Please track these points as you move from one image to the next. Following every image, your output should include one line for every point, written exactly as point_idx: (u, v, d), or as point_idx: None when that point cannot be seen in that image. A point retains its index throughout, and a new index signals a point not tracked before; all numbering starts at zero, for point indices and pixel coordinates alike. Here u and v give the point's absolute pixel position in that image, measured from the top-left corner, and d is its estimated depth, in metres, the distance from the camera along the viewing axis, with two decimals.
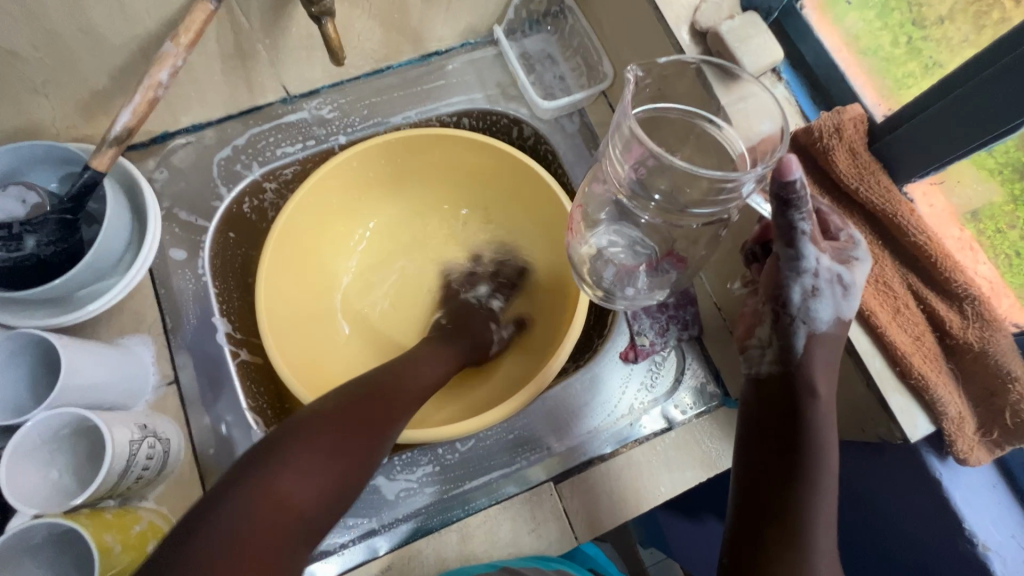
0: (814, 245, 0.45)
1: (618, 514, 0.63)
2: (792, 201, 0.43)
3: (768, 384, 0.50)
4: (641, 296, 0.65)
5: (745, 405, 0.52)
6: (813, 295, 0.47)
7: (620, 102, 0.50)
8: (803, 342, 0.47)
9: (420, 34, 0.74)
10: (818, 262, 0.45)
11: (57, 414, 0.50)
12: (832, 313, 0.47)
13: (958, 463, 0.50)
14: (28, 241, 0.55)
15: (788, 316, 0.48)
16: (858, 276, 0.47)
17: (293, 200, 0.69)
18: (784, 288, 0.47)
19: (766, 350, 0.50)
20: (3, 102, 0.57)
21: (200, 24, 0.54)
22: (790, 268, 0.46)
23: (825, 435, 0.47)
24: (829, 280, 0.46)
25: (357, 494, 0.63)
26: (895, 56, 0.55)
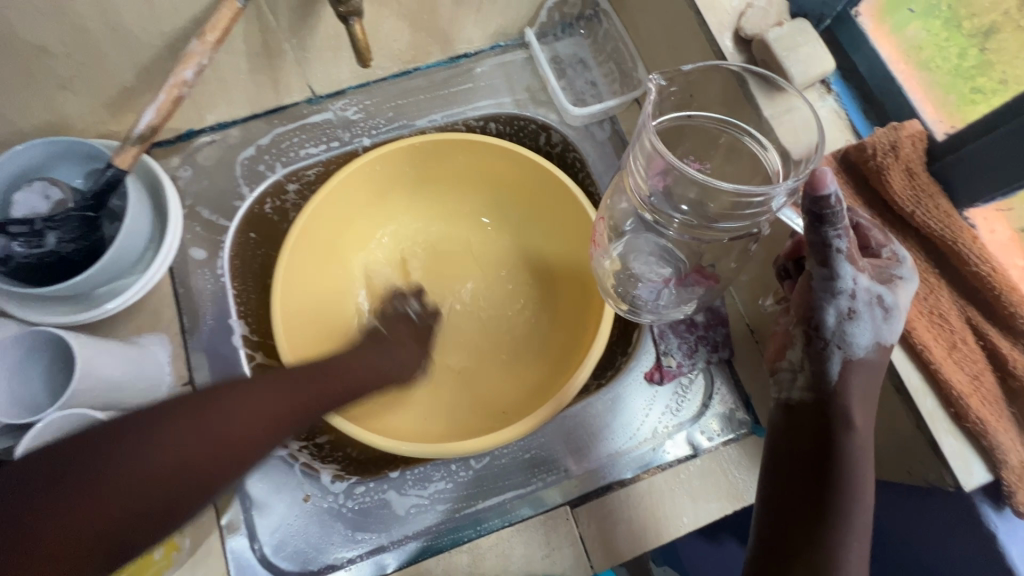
0: (851, 264, 0.42)
1: (637, 544, 0.60)
2: (826, 217, 0.40)
3: (798, 412, 0.46)
4: (667, 312, 0.61)
5: (772, 432, 0.48)
6: (850, 318, 0.43)
7: (641, 114, 0.47)
8: (839, 369, 0.44)
9: (449, 35, 0.72)
10: (856, 282, 0.42)
11: (69, 415, 0.50)
12: (871, 338, 0.44)
13: (1018, 516, 0.46)
14: (49, 237, 0.54)
15: (821, 340, 0.44)
16: (902, 298, 0.43)
17: (311, 203, 0.68)
18: (818, 310, 0.44)
19: (796, 376, 0.46)
20: (31, 96, 0.57)
21: (227, 22, 0.53)
22: (824, 289, 0.43)
23: (863, 469, 0.44)
24: (868, 301, 0.43)
25: (367, 508, 0.61)
26: (962, 69, 0.50)
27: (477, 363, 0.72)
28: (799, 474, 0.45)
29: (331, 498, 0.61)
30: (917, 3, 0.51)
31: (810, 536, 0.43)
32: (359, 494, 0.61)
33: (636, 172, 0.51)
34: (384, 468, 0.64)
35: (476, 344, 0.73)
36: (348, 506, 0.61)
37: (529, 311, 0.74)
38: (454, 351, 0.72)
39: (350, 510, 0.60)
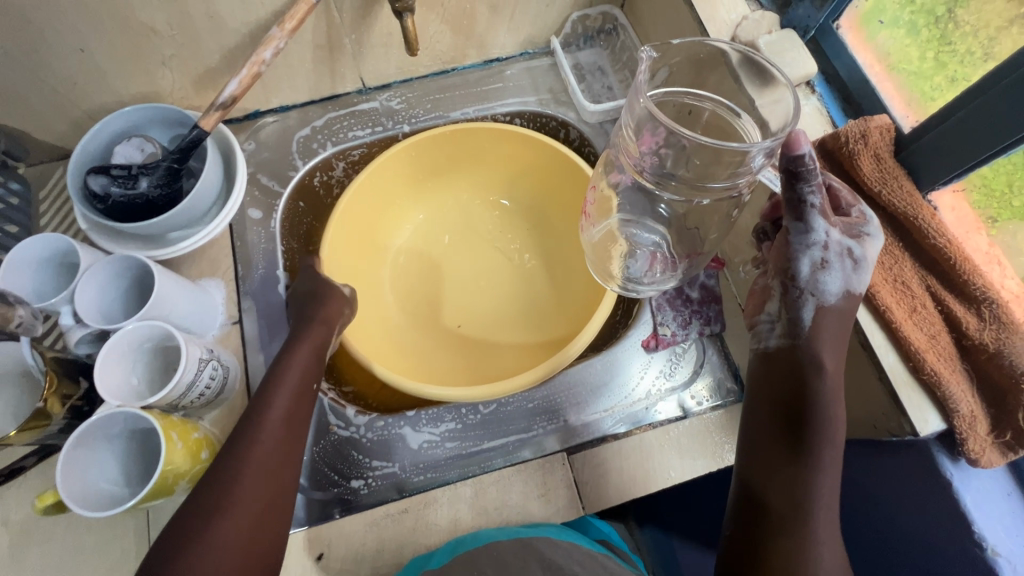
0: (823, 219, 0.50)
1: (626, 491, 0.65)
2: (800, 174, 0.49)
3: (775, 357, 0.54)
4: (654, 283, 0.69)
5: (752, 376, 0.56)
6: (823, 268, 0.51)
7: (635, 82, 0.53)
8: (811, 315, 0.51)
9: (484, 41, 0.82)
10: (828, 235, 0.50)
11: (146, 325, 0.59)
12: (842, 285, 0.50)
13: (970, 464, 0.50)
14: (141, 182, 0.65)
15: (797, 288, 0.52)
16: (869, 251, 0.50)
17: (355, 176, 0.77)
18: (793, 261, 0.52)
19: (775, 325, 0.55)
20: (137, 69, 0.69)
21: (303, 14, 0.64)
22: (799, 241, 0.51)
23: (832, 411, 0.51)
24: (838, 253, 0.50)
25: (384, 440, 0.68)
26: (923, 71, 0.57)
27: (495, 328, 0.80)
28: (776, 419, 0.53)
29: (354, 428, 0.68)
30: (885, 15, 0.59)
31: (789, 471, 0.50)
32: (379, 427, 0.69)
33: (627, 138, 0.58)
34: (402, 410, 0.71)
35: (494, 312, 0.81)
36: (367, 437, 0.68)
37: (541, 284, 0.82)
38: (476, 317, 0.80)
39: (369, 441, 0.68)
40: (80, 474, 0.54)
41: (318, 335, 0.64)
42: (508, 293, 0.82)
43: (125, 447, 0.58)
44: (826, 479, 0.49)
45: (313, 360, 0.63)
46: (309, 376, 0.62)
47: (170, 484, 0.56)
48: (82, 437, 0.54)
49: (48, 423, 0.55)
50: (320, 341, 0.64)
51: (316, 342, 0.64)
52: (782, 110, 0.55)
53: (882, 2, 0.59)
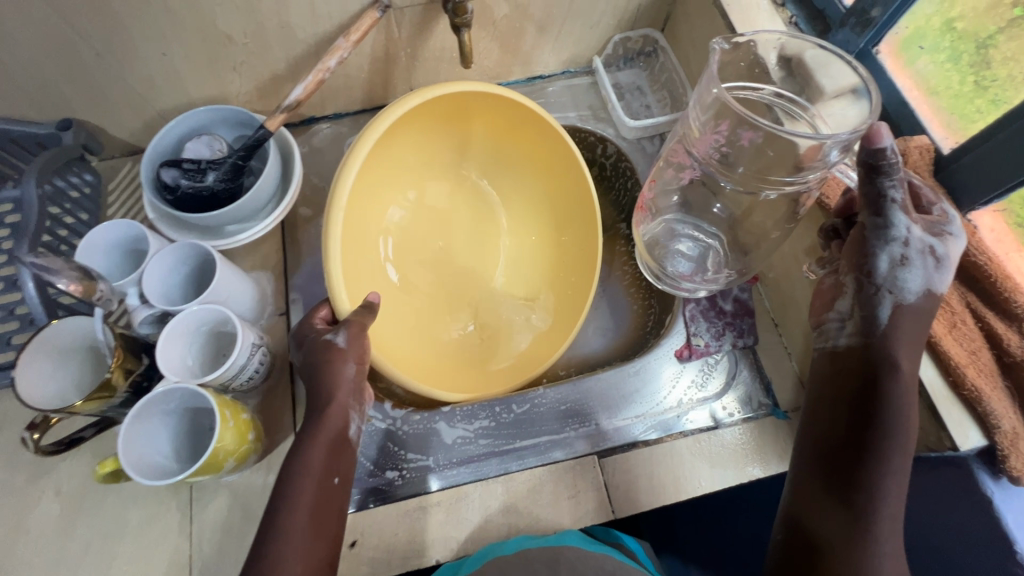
0: (904, 215, 0.49)
1: (656, 497, 0.66)
2: (881, 168, 0.49)
3: (845, 356, 0.53)
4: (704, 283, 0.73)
5: (818, 377, 0.56)
6: (902, 265, 0.50)
7: (707, 70, 0.58)
8: (889, 312, 0.51)
9: (530, 59, 0.86)
10: (909, 231, 0.49)
11: (209, 307, 0.62)
12: (922, 284, 0.50)
13: (1012, 483, 0.50)
14: (208, 176, 0.69)
15: (873, 285, 0.51)
16: (951, 250, 0.50)
17: (407, 100, 0.64)
18: (871, 257, 0.51)
19: (845, 324, 0.54)
20: (210, 74, 0.74)
21: (366, 27, 0.69)
22: (878, 237, 0.50)
23: (900, 420, 0.49)
24: (920, 251, 0.50)
25: (419, 434, 0.70)
26: (963, 94, 0.59)
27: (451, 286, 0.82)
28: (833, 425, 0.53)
29: (390, 420, 0.70)
30: (925, 41, 0.61)
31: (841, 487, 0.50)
32: (414, 421, 0.70)
33: (694, 125, 0.63)
34: (437, 405, 0.73)
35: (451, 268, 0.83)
36: (403, 429, 0.70)
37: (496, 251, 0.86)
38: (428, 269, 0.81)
39: (404, 433, 0.70)
40: (139, 447, 0.56)
41: (333, 422, 0.56)
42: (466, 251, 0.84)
43: (177, 424, 0.60)
44: (882, 495, 0.48)
45: (329, 456, 0.55)
46: (326, 472, 0.54)
47: (219, 460, 0.58)
48: (141, 413, 0.56)
49: (113, 395, 0.58)
50: (336, 428, 0.56)
51: (332, 429, 0.56)
52: (856, 112, 0.58)
53: (923, 29, 0.61)
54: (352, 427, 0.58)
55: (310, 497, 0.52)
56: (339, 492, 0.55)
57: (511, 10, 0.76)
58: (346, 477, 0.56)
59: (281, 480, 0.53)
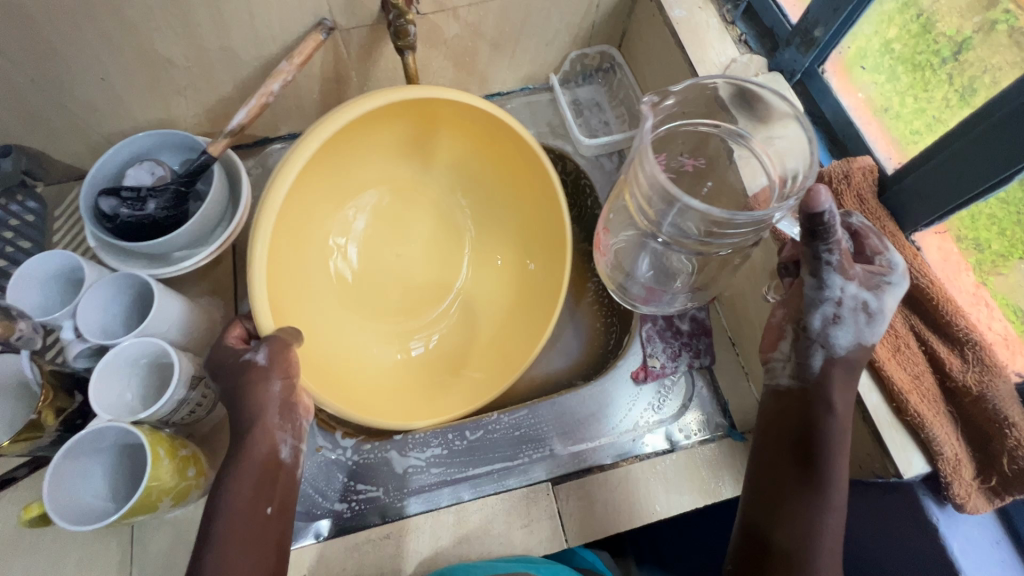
0: (840, 276, 0.48)
1: (611, 524, 0.64)
2: (821, 234, 0.46)
3: (787, 396, 0.54)
4: (664, 305, 0.71)
5: (764, 414, 0.56)
6: (835, 322, 0.50)
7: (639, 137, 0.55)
8: (820, 364, 0.51)
9: (486, 76, 0.86)
10: (843, 291, 0.49)
11: (144, 341, 0.60)
12: (853, 338, 0.50)
13: (956, 510, 0.49)
14: (149, 204, 0.67)
15: (807, 338, 0.52)
16: (887, 302, 0.49)
17: (370, 99, 0.61)
18: (806, 313, 0.51)
19: (786, 364, 0.54)
20: (155, 98, 0.73)
21: (310, 50, 0.68)
22: (813, 296, 0.50)
23: (832, 451, 0.50)
24: (852, 308, 0.49)
25: (370, 464, 0.68)
26: (904, 115, 0.58)
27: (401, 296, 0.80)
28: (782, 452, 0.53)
29: (340, 450, 0.69)
30: (867, 62, 0.62)
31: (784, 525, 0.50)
32: (365, 450, 0.69)
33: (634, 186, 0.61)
34: (389, 432, 0.71)
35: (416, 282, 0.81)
36: (353, 459, 0.68)
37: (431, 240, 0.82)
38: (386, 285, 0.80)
39: (354, 463, 0.68)
40: (68, 487, 0.55)
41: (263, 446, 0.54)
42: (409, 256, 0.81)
43: (115, 462, 0.59)
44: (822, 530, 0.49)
45: (257, 487, 0.53)
46: (256, 504, 0.53)
47: (152, 501, 0.56)
48: (72, 451, 0.55)
49: (41, 434, 0.56)
50: (262, 455, 0.54)
51: (256, 460, 0.54)
52: (797, 142, 0.57)
53: (865, 49, 0.61)
54: (284, 449, 0.56)
55: (247, 525, 0.51)
56: (276, 517, 0.54)
57: (462, 29, 0.75)
58: (281, 506, 0.54)
59: (210, 525, 0.51)
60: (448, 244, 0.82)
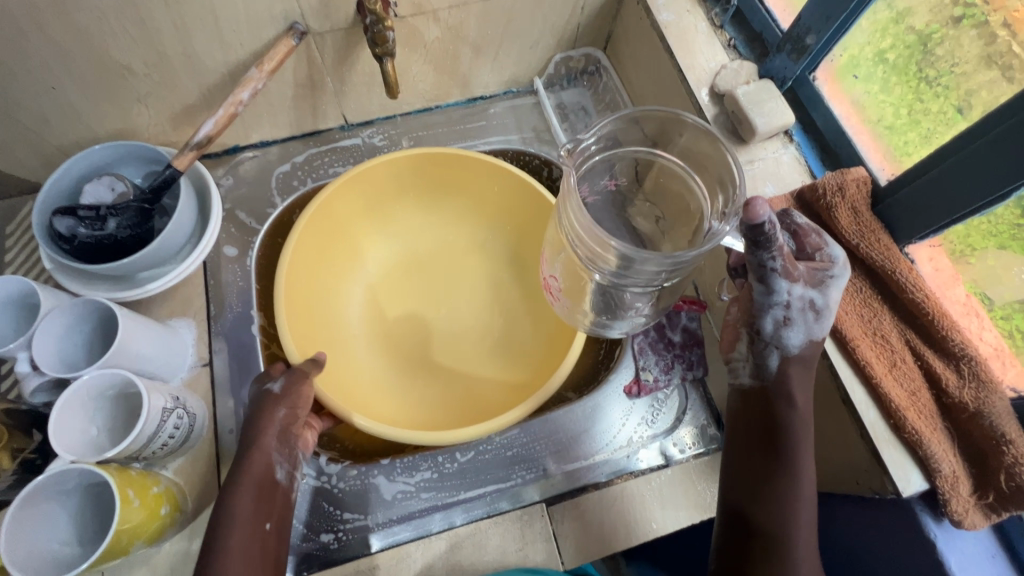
0: (786, 280, 0.48)
1: (607, 545, 0.63)
2: (763, 242, 0.45)
3: (751, 396, 0.55)
4: (633, 321, 0.64)
5: (730, 411, 0.57)
6: (786, 324, 0.50)
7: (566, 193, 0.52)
8: (776, 364, 0.52)
9: (468, 80, 0.82)
10: (790, 294, 0.49)
11: (108, 373, 0.56)
12: (804, 336, 0.51)
13: (953, 526, 0.49)
14: (110, 223, 0.63)
15: (762, 341, 0.52)
16: (833, 297, 0.50)
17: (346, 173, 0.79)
18: (758, 317, 0.51)
19: (746, 365, 0.55)
20: (113, 107, 0.68)
21: (282, 55, 0.64)
22: (763, 301, 0.50)
23: (803, 463, 0.51)
24: (801, 308, 0.50)
25: (356, 490, 0.66)
26: (897, 126, 0.58)
27: (460, 351, 0.83)
28: (762, 467, 0.53)
29: (325, 477, 0.66)
30: (859, 71, 0.61)
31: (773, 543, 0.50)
32: (351, 477, 0.66)
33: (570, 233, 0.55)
34: (374, 456, 0.69)
35: (469, 334, 0.84)
36: (339, 486, 0.66)
37: (469, 287, 0.87)
38: (442, 337, 0.83)
39: (340, 491, 0.65)
40: (28, 535, 0.51)
41: (260, 466, 0.55)
42: (451, 307, 0.85)
43: (81, 504, 0.55)
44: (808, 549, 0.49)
45: (257, 506, 0.54)
46: (256, 519, 0.53)
47: (123, 545, 0.52)
48: (30, 497, 0.51)
49: None
50: (261, 474, 0.55)
51: (255, 478, 0.54)
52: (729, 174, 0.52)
53: (858, 57, 0.60)
54: (280, 471, 0.57)
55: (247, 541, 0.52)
56: (273, 537, 0.54)
57: (443, 33, 0.72)
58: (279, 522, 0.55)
59: (212, 541, 0.51)
60: (483, 283, 0.87)
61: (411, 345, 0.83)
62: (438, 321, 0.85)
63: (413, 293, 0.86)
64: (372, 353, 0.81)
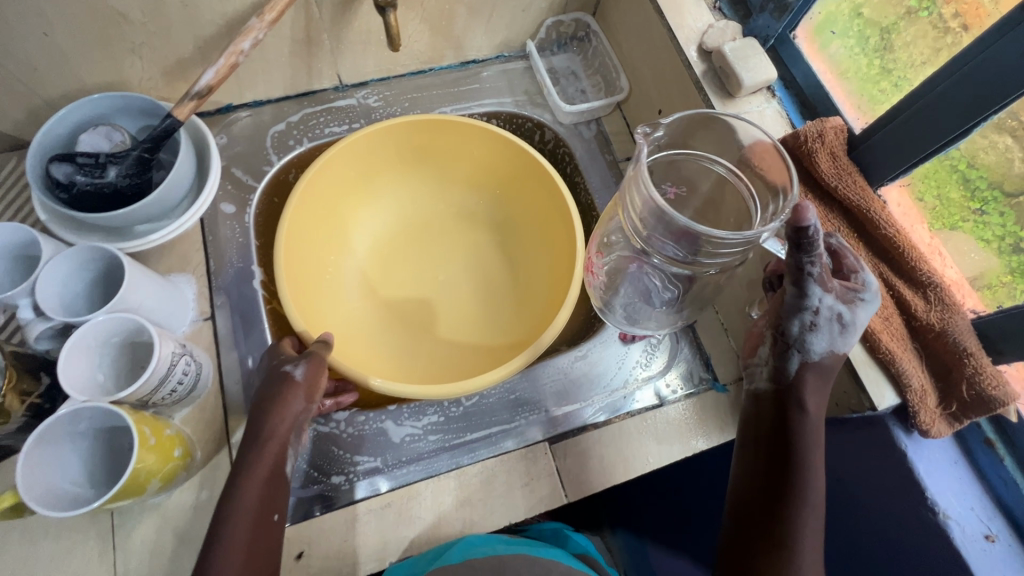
0: (820, 287, 0.51)
1: (607, 477, 0.67)
2: (806, 244, 0.49)
3: (763, 398, 0.57)
4: (660, 313, 0.69)
5: (744, 415, 0.59)
6: (811, 329, 0.53)
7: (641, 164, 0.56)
8: (795, 367, 0.55)
9: (462, 43, 0.84)
10: (821, 301, 0.52)
11: (117, 318, 0.56)
12: (827, 346, 0.54)
13: (921, 435, 0.55)
14: (110, 172, 0.62)
15: (785, 343, 0.55)
16: (860, 317, 0.53)
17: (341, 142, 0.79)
18: (785, 319, 0.54)
19: (764, 367, 0.57)
20: (105, 57, 0.67)
21: (282, 6, 0.64)
22: (793, 304, 0.53)
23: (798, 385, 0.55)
24: (828, 317, 0.52)
25: (365, 434, 0.68)
26: (870, 77, 0.63)
27: (457, 311, 0.85)
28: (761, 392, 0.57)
29: (334, 423, 0.68)
30: (836, 27, 0.65)
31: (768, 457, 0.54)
32: (360, 422, 0.68)
33: (630, 207, 0.60)
34: (384, 403, 0.71)
35: (465, 296, 0.86)
36: (348, 431, 0.68)
37: (463, 251, 0.89)
38: (438, 298, 0.85)
39: (349, 435, 0.68)
40: (44, 473, 0.51)
41: (274, 447, 0.56)
42: (445, 270, 0.87)
43: (92, 447, 0.55)
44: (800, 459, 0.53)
45: (266, 489, 0.54)
46: (265, 495, 0.54)
47: (141, 482, 0.53)
48: (44, 436, 0.50)
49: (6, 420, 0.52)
50: (275, 458, 0.56)
51: (269, 457, 0.55)
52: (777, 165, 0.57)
53: (834, 15, 0.65)
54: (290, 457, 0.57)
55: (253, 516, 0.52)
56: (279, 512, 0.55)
57: None
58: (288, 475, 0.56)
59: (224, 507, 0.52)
60: (477, 245, 0.89)
61: (408, 306, 0.84)
62: (433, 283, 0.86)
63: (408, 256, 0.87)
64: (369, 314, 0.83)
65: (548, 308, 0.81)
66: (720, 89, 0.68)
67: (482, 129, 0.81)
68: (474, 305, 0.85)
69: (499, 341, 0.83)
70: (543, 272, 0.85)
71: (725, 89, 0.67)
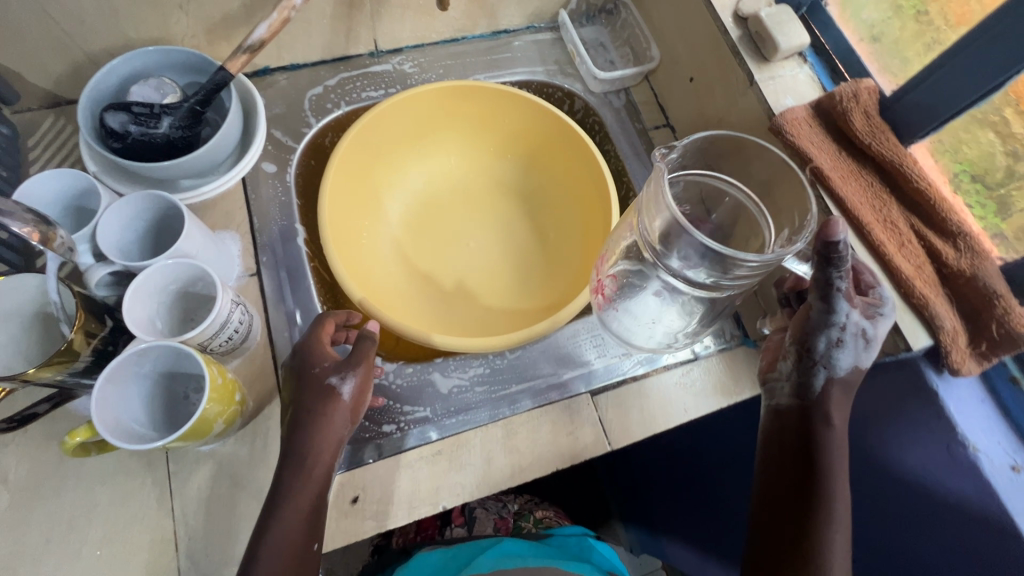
0: (847, 302, 0.52)
1: (648, 426, 0.69)
2: (834, 260, 0.50)
3: (786, 414, 0.58)
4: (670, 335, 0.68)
5: (765, 433, 0.60)
6: (837, 345, 0.54)
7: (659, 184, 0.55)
8: (821, 383, 0.56)
9: (495, 11, 0.86)
10: (847, 317, 0.53)
11: (180, 263, 0.57)
12: (852, 361, 0.55)
13: (953, 374, 0.58)
14: (163, 122, 0.63)
15: (811, 359, 0.56)
16: (880, 330, 0.55)
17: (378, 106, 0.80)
18: (813, 337, 0.55)
19: (786, 382, 0.59)
20: (152, 12, 0.67)
21: None
22: (821, 321, 0.54)
23: None
24: (853, 333, 0.54)
25: (414, 385, 0.70)
26: (902, 40, 0.67)
27: (489, 275, 0.86)
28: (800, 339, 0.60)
29: (384, 375, 0.70)
30: None
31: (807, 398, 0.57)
32: (408, 373, 0.71)
33: (647, 226, 0.59)
34: (430, 355, 0.73)
35: (496, 261, 0.88)
36: (397, 382, 0.70)
37: (493, 218, 0.90)
38: (469, 263, 0.87)
39: (399, 386, 0.70)
40: (113, 410, 0.51)
41: (322, 454, 0.56)
42: (476, 236, 0.89)
43: (153, 390, 0.56)
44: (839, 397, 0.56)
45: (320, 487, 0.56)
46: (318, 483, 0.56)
47: (207, 423, 0.54)
48: (114, 373, 0.51)
49: (74, 360, 0.52)
50: (326, 464, 0.56)
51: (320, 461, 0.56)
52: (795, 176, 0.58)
53: None
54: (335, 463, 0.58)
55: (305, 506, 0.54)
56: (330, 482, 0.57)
57: None
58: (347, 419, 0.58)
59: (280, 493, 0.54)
60: (506, 212, 0.91)
61: (441, 270, 0.86)
62: (465, 249, 0.88)
63: (439, 221, 0.89)
64: (405, 277, 0.84)
65: (581, 271, 0.84)
66: (755, 54, 0.70)
67: (513, 95, 0.83)
68: (505, 269, 0.87)
69: (532, 303, 0.85)
70: (574, 235, 0.87)
71: (761, 54, 0.70)
